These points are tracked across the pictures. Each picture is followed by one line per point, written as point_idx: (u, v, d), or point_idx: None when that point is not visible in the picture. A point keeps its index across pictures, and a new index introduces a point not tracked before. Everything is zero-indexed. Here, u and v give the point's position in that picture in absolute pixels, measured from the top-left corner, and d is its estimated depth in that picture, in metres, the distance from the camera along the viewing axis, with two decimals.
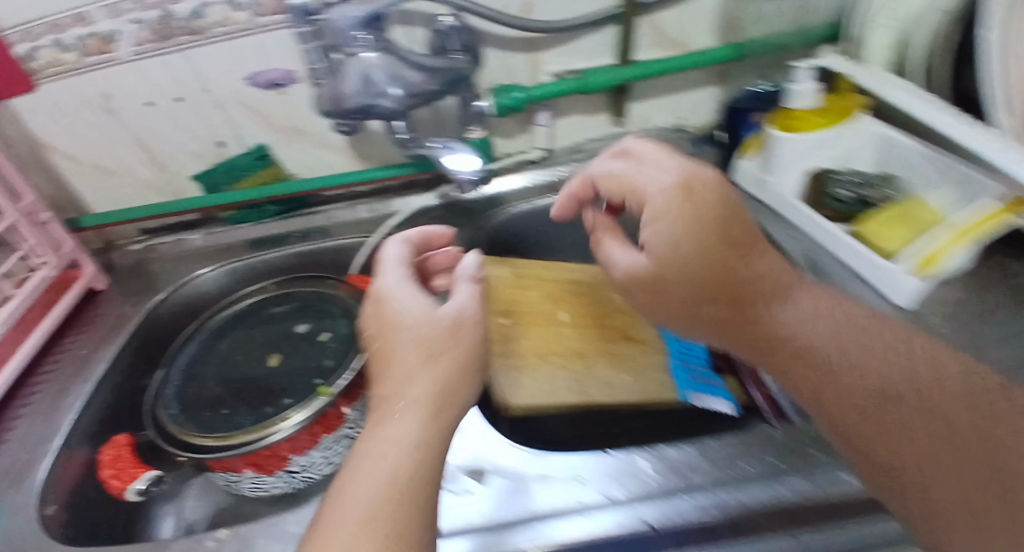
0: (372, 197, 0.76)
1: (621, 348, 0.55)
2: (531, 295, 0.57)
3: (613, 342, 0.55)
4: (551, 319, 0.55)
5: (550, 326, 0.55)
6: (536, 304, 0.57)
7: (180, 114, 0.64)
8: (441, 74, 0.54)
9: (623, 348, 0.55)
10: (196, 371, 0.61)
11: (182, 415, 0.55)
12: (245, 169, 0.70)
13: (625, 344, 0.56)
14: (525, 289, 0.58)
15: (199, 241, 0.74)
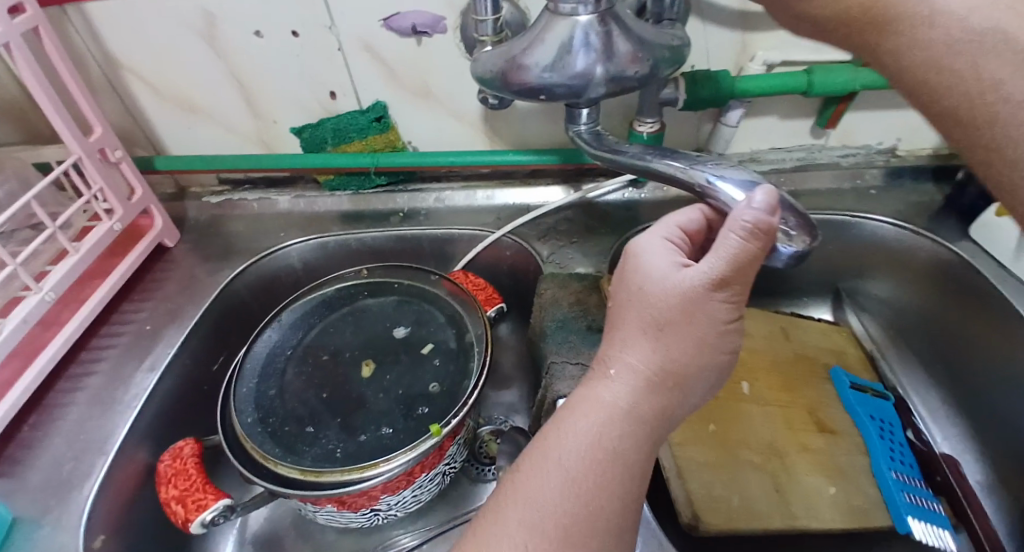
0: (492, 181, 0.64)
1: (820, 440, 0.43)
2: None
3: (809, 431, 0.43)
4: (732, 392, 0.44)
5: (731, 401, 0.43)
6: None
7: (292, 54, 0.53)
8: (655, 53, 0.41)
9: (822, 442, 0.43)
10: (276, 369, 0.51)
11: (259, 427, 0.46)
12: (356, 132, 0.58)
13: (823, 437, 0.43)
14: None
15: (288, 203, 0.64)
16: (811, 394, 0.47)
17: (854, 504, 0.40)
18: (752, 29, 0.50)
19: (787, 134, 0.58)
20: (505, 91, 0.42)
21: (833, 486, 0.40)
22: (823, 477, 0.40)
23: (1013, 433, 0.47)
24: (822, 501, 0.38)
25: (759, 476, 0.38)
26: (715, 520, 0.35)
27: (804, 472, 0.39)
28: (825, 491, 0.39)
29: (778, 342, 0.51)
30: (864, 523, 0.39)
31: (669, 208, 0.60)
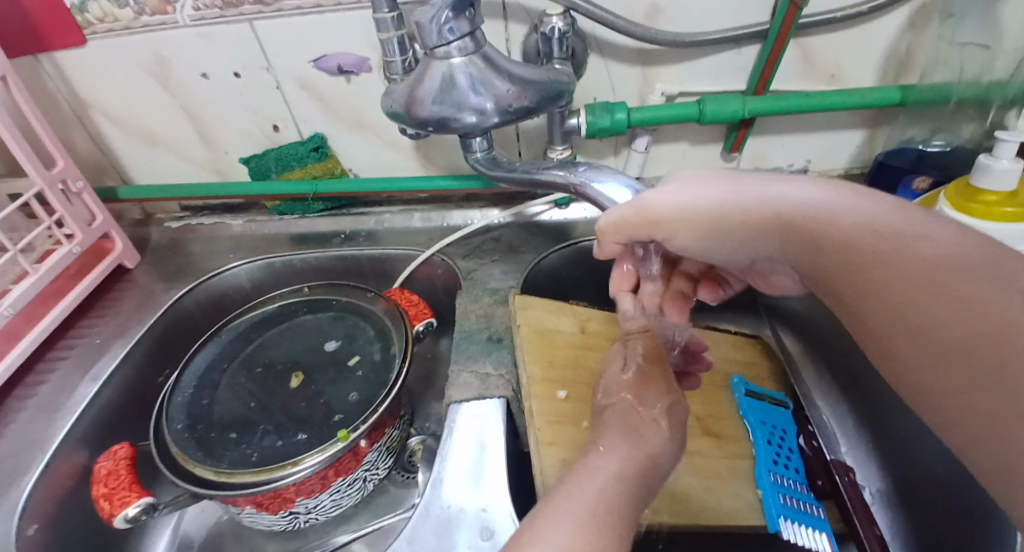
0: (430, 205, 0.68)
1: (698, 446, 0.46)
2: (600, 359, 0.49)
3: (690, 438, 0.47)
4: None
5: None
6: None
7: (233, 93, 0.58)
8: (534, 87, 0.45)
9: (701, 448, 0.46)
10: (211, 381, 0.55)
11: (187, 432, 0.49)
12: (296, 161, 0.62)
13: (704, 442, 0.47)
14: (593, 352, 0.49)
15: (241, 227, 0.69)
16: (700, 404, 0.50)
17: (724, 506, 0.42)
18: (650, 63, 0.53)
19: (701, 157, 0.61)
20: (406, 122, 0.46)
21: (705, 488, 0.43)
22: (695, 480, 0.43)
23: (910, 443, 0.49)
24: (689, 504, 0.42)
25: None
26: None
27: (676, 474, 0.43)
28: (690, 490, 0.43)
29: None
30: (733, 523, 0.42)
31: (594, 228, 0.63)
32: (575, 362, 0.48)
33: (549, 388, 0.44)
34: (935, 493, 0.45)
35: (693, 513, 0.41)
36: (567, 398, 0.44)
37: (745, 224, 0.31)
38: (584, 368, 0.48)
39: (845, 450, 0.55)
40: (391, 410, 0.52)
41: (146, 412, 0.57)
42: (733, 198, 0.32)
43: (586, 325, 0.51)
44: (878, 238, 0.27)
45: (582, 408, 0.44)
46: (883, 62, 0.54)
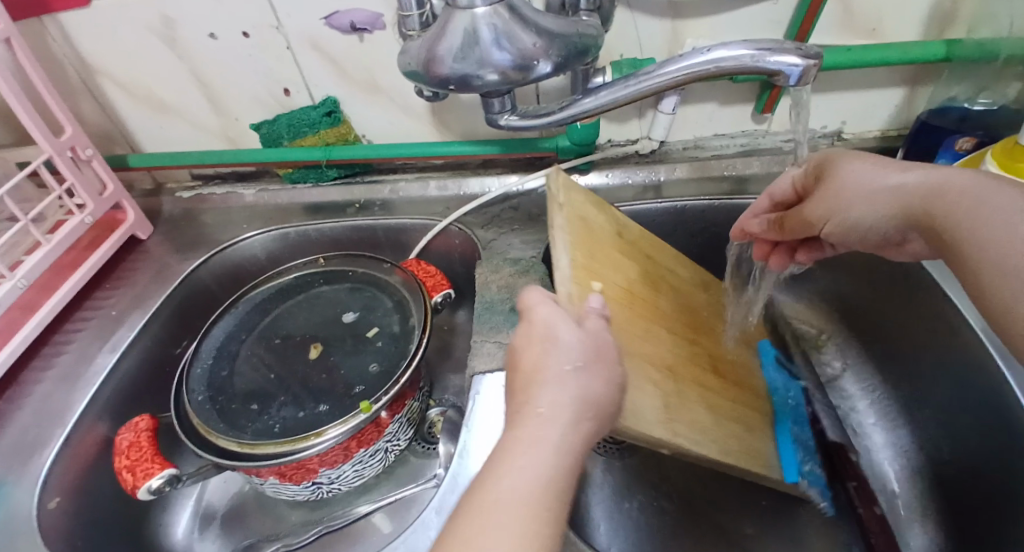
0: (446, 172, 0.66)
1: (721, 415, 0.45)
2: (628, 268, 0.43)
3: (705, 373, 0.45)
4: (644, 310, 0.41)
5: (641, 320, 0.40)
6: (632, 280, 0.42)
7: (241, 54, 0.56)
8: (562, 41, 0.42)
9: (712, 383, 0.45)
10: (230, 352, 0.54)
11: (208, 404, 0.49)
12: (309, 126, 0.60)
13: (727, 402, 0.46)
14: (625, 259, 0.43)
15: (253, 196, 0.67)
16: (720, 345, 0.50)
17: (729, 442, 0.42)
18: (680, 16, 0.50)
19: (730, 119, 0.58)
20: (426, 82, 0.44)
21: (715, 421, 0.41)
22: (708, 413, 0.42)
23: (941, 414, 0.47)
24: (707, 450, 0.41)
25: (654, 394, 0.36)
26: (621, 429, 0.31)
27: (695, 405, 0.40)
28: (703, 421, 0.40)
29: (695, 289, 0.51)
30: (738, 463, 0.42)
31: (615, 195, 0.61)
32: (609, 261, 0.40)
33: (585, 279, 0.36)
34: (964, 467, 0.44)
35: (708, 445, 0.39)
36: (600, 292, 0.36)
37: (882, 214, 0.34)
38: (615, 270, 0.41)
39: (872, 421, 0.53)
40: (411, 382, 0.51)
41: (167, 384, 0.57)
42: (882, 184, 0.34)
43: (616, 228, 0.45)
44: (966, 192, 0.29)
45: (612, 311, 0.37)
46: (930, 13, 0.50)
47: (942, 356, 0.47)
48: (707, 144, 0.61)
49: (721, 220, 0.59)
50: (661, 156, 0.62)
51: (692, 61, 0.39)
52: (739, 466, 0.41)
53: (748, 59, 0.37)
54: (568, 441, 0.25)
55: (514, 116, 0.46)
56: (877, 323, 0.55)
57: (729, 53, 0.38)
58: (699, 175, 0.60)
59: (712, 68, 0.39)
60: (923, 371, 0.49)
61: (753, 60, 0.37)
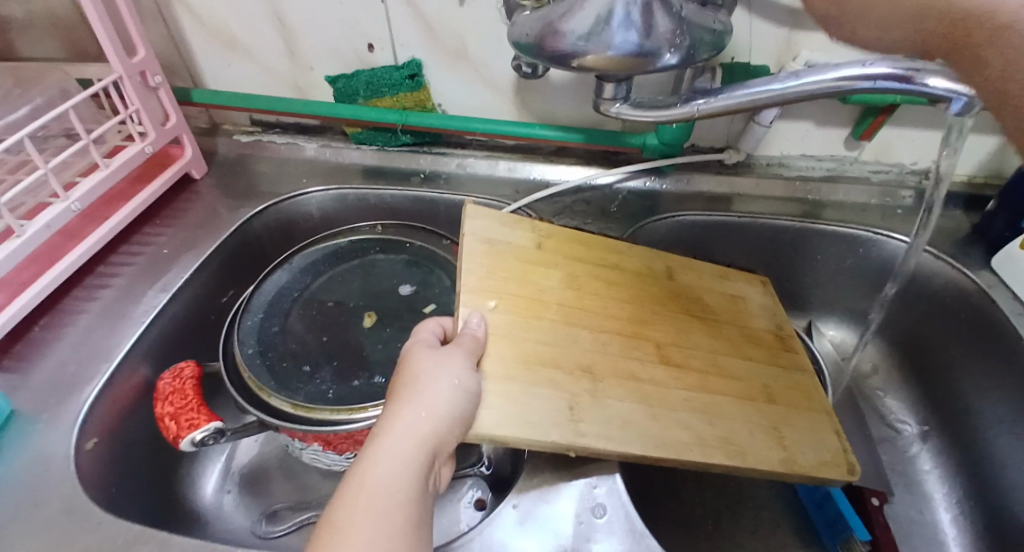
0: (517, 154, 0.63)
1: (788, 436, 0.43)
2: (549, 277, 0.45)
3: (643, 363, 0.43)
4: (565, 315, 0.43)
5: (560, 323, 0.42)
6: (552, 289, 0.45)
7: (333, 2, 0.53)
8: (692, 33, 0.40)
9: (650, 375, 0.43)
10: (281, 309, 0.52)
11: (259, 358, 0.47)
12: (388, 87, 0.58)
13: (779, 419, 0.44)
14: (543, 269, 0.46)
15: (313, 151, 0.64)
16: (709, 336, 0.49)
17: (663, 438, 0.39)
18: (798, 27, 0.48)
19: (821, 142, 0.57)
20: (542, 57, 0.42)
21: (643, 413, 0.40)
22: (636, 407, 0.40)
23: (1003, 470, 0.46)
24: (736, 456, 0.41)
25: (554, 396, 0.37)
26: (497, 432, 0.34)
27: (611, 399, 0.39)
28: (626, 417, 0.39)
29: (656, 276, 0.51)
30: (726, 460, 0.40)
31: (686, 202, 0.59)
32: (521, 275, 0.44)
33: (480, 297, 0.41)
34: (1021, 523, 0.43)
35: (618, 442, 0.37)
36: (496, 309, 0.40)
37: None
38: (529, 283, 0.44)
39: (929, 468, 0.52)
40: None
41: (210, 334, 0.54)
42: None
43: (542, 239, 0.48)
44: None
45: (514, 317, 0.40)
46: None
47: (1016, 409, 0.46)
48: (791, 165, 0.60)
49: (795, 243, 0.58)
50: (742, 170, 0.60)
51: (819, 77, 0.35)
52: (702, 463, 0.39)
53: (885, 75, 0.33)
54: (410, 452, 0.31)
55: (626, 106, 0.44)
56: (930, 368, 0.54)
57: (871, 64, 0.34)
58: (777, 195, 0.59)
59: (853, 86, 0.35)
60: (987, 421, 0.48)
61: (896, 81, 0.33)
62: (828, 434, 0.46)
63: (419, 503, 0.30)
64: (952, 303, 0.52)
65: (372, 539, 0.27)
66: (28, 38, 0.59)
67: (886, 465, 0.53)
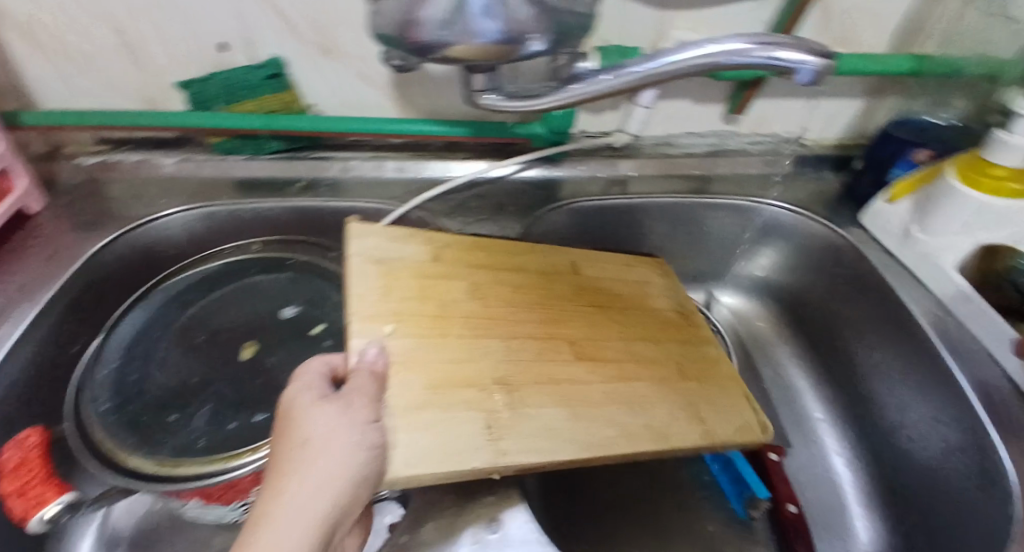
0: (405, 154, 0.59)
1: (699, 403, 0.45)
2: (455, 289, 0.43)
3: (562, 364, 0.41)
4: (471, 328, 0.40)
5: (467, 340, 0.39)
6: (457, 302, 0.42)
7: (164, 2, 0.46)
8: (561, 17, 0.39)
9: (571, 374, 0.41)
10: (145, 352, 0.47)
11: (115, 415, 0.43)
12: (248, 90, 0.52)
13: (690, 388, 0.45)
14: (448, 280, 0.43)
15: (173, 167, 0.57)
16: (621, 317, 0.49)
17: (584, 437, 0.38)
18: (668, 5, 0.48)
19: (703, 119, 0.57)
20: (403, 44, 0.38)
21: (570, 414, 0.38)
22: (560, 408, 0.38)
23: (887, 412, 0.49)
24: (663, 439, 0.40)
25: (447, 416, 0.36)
26: (407, 473, 0.30)
27: (532, 406, 0.37)
28: (551, 425, 0.37)
29: (560, 273, 0.50)
30: (653, 448, 0.39)
31: (583, 188, 0.58)
32: (421, 291, 0.41)
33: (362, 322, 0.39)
34: (920, 465, 0.45)
35: (543, 452, 0.35)
36: (393, 333, 0.37)
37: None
38: (429, 298, 0.41)
39: (823, 418, 0.54)
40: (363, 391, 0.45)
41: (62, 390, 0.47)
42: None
43: (440, 251, 0.45)
44: None
45: (417, 341, 0.37)
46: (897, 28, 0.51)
47: (901, 350, 0.48)
48: (677, 143, 0.60)
49: (682, 219, 0.59)
50: (631, 151, 0.60)
51: (663, 65, 0.37)
52: (632, 453, 0.38)
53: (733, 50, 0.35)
54: (305, 538, 0.24)
55: (497, 96, 0.42)
56: (813, 321, 0.57)
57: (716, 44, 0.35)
58: (667, 176, 0.59)
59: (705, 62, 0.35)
60: (866, 365, 0.51)
61: (742, 54, 0.34)
62: (738, 394, 0.47)
63: None
64: (827, 258, 0.55)
65: None
66: None
67: (786, 423, 0.54)
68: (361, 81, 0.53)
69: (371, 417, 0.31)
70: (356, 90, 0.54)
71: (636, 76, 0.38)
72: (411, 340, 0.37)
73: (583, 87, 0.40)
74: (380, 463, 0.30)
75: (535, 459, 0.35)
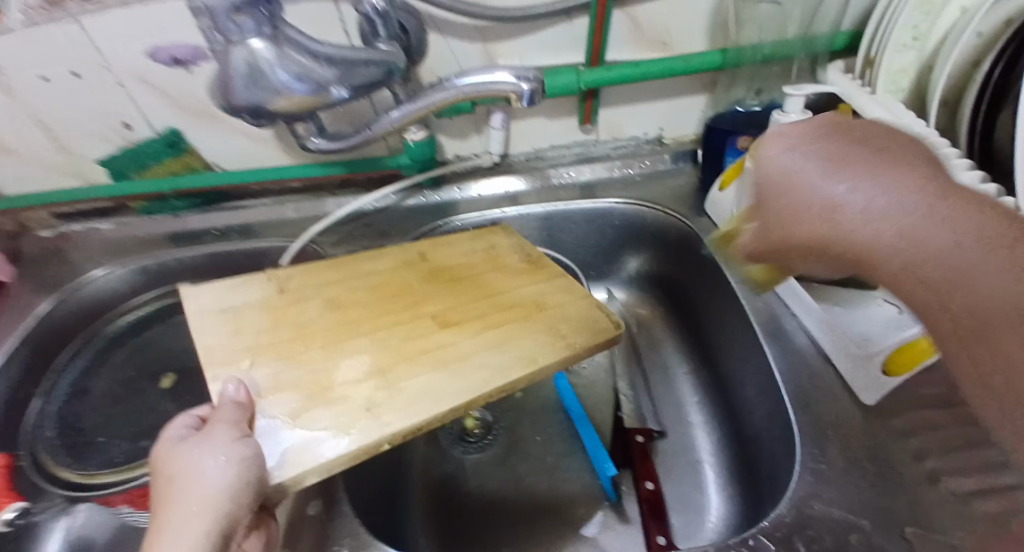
0: (302, 195, 0.67)
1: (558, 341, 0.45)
2: (307, 309, 0.48)
3: (425, 337, 0.45)
4: (333, 335, 0.45)
5: (330, 344, 0.44)
6: (313, 320, 0.47)
7: (72, 94, 0.56)
8: (359, 68, 0.45)
9: (436, 342, 0.45)
10: (81, 388, 0.56)
11: (51, 438, 0.51)
12: (152, 158, 0.61)
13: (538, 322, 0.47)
14: (300, 305, 0.48)
15: (111, 230, 0.67)
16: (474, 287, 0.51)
17: (463, 385, 0.41)
18: (489, 39, 0.54)
19: (560, 132, 0.62)
20: (223, 104, 0.45)
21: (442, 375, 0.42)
22: (434, 374, 0.42)
23: (737, 385, 0.52)
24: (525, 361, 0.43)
25: None
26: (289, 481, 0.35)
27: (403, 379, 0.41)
28: (426, 387, 0.41)
29: (413, 262, 0.54)
30: (525, 374, 0.43)
31: (473, 208, 0.64)
32: (271, 321, 0.46)
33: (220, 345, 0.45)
34: (752, 433, 0.49)
35: (431, 405, 0.39)
36: (251, 366, 0.42)
37: (997, 321, 0.18)
38: (290, 320, 0.46)
39: (695, 400, 0.58)
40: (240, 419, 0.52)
41: None
42: (898, 192, 0.22)
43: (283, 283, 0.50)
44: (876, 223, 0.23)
45: (275, 366, 0.42)
46: (710, 28, 0.55)
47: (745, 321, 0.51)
48: (546, 155, 0.65)
49: (564, 222, 0.64)
50: (505, 168, 0.65)
51: (435, 98, 0.44)
52: (505, 385, 0.41)
53: (481, 80, 0.42)
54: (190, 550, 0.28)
55: (321, 139, 0.49)
56: (686, 308, 0.62)
57: (474, 76, 0.42)
58: (540, 186, 0.64)
59: (465, 93, 0.43)
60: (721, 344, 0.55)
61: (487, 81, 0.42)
62: (588, 312, 0.49)
63: None
64: (686, 245, 0.59)
65: None
66: None
67: (664, 412, 0.58)
68: (244, 139, 0.61)
69: (237, 436, 0.34)
70: (242, 147, 0.62)
71: (412, 108, 0.45)
72: (272, 365, 0.42)
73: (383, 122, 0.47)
74: (258, 466, 0.33)
75: (420, 417, 0.38)
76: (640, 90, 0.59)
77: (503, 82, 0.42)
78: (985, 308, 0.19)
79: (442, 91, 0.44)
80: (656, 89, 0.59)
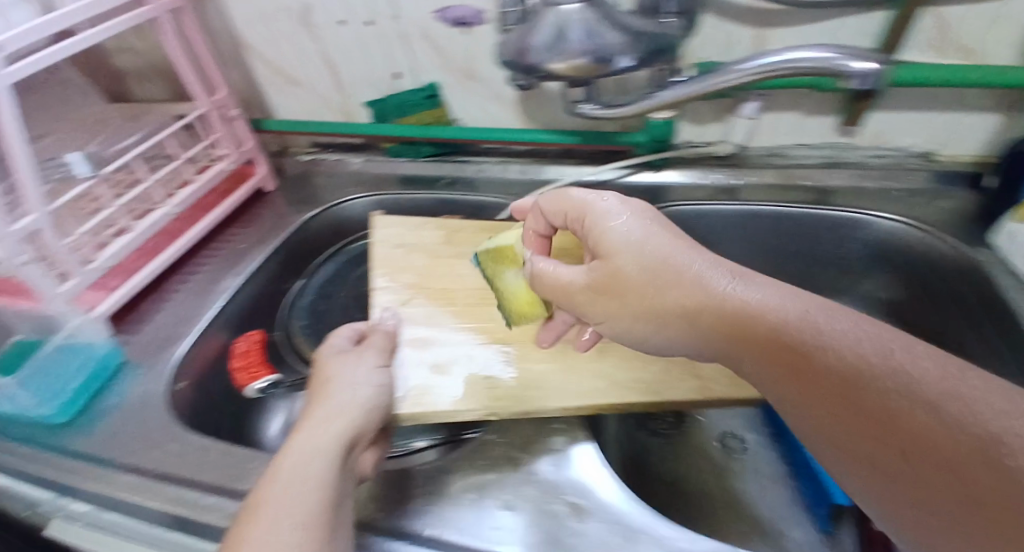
0: (528, 159, 0.70)
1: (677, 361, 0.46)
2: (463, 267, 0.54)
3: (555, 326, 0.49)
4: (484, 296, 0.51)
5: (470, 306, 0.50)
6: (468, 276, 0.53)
7: (364, 41, 0.64)
8: (648, 41, 0.46)
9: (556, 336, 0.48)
10: (327, 292, 0.66)
11: (304, 330, 0.61)
12: (411, 106, 0.68)
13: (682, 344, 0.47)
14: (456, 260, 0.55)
15: (359, 164, 0.76)
16: None
17: (583, 388, 0.44)
18: (768, 25, 0.52)
19: (812, 132, 0.59)
20: (512, 62, 0.49)
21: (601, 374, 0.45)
22: (560, 370, 0.46)
23: None
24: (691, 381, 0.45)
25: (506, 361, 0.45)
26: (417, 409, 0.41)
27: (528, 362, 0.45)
28: (543, 375, 0.45)
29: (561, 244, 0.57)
30: (644, 400, 0.44)
31: (692, 195, 0.63)
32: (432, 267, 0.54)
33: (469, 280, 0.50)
34: None
35: None
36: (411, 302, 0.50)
37: (842, 381, 0.25)
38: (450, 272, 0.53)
39: None
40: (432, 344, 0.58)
41: None
42: (753, 277, 0.33)
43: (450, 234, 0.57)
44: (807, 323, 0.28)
45: (427, 307, 0.50)
46: None
47: None
48: (787, 154, 0.61)
49: (793, 229, 0.60)
50: (738, 161, 0.63)
51: (743, 74, 0.45)
52: (620, 402, 0.43)
53: (815, 58, 0.42)
54: (325, 444, 0.33)
55: (596, 107, 0.51)
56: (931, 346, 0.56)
57: (804, 51, 0.42)
58: (772, 184, 0.61)
59: (788, 67, 0.43)
60: None
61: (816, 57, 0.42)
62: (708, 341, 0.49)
63: (336, 481, 0.32)
64: (949, 278, 0.53)
65: (292, 506, 0.29)
66: (139, 82, 0.74)
67: None
68: (492, 99, 0.65)
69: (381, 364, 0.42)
70: (488, 106, 0.66)
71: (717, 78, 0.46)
72: (432, 308, 0.49)
73: (672, 93, 0.48)
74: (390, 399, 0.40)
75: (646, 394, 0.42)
76: (925, 98, 0.53)
77: (840, 61, 0.42)
78: (776, 337, 0.28)
79: (757, 64, 0.44)
80: (945, 98, 0.53)
